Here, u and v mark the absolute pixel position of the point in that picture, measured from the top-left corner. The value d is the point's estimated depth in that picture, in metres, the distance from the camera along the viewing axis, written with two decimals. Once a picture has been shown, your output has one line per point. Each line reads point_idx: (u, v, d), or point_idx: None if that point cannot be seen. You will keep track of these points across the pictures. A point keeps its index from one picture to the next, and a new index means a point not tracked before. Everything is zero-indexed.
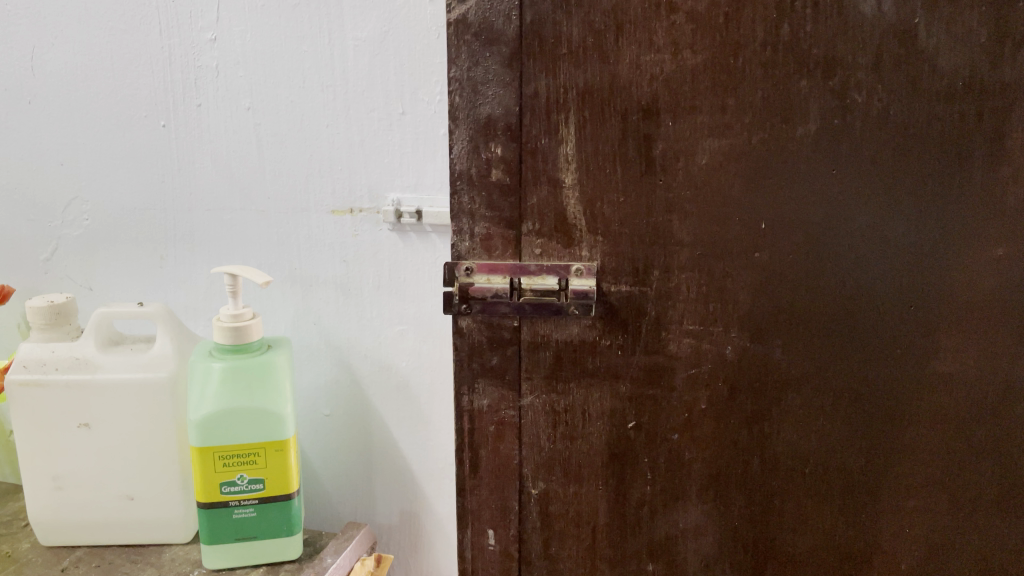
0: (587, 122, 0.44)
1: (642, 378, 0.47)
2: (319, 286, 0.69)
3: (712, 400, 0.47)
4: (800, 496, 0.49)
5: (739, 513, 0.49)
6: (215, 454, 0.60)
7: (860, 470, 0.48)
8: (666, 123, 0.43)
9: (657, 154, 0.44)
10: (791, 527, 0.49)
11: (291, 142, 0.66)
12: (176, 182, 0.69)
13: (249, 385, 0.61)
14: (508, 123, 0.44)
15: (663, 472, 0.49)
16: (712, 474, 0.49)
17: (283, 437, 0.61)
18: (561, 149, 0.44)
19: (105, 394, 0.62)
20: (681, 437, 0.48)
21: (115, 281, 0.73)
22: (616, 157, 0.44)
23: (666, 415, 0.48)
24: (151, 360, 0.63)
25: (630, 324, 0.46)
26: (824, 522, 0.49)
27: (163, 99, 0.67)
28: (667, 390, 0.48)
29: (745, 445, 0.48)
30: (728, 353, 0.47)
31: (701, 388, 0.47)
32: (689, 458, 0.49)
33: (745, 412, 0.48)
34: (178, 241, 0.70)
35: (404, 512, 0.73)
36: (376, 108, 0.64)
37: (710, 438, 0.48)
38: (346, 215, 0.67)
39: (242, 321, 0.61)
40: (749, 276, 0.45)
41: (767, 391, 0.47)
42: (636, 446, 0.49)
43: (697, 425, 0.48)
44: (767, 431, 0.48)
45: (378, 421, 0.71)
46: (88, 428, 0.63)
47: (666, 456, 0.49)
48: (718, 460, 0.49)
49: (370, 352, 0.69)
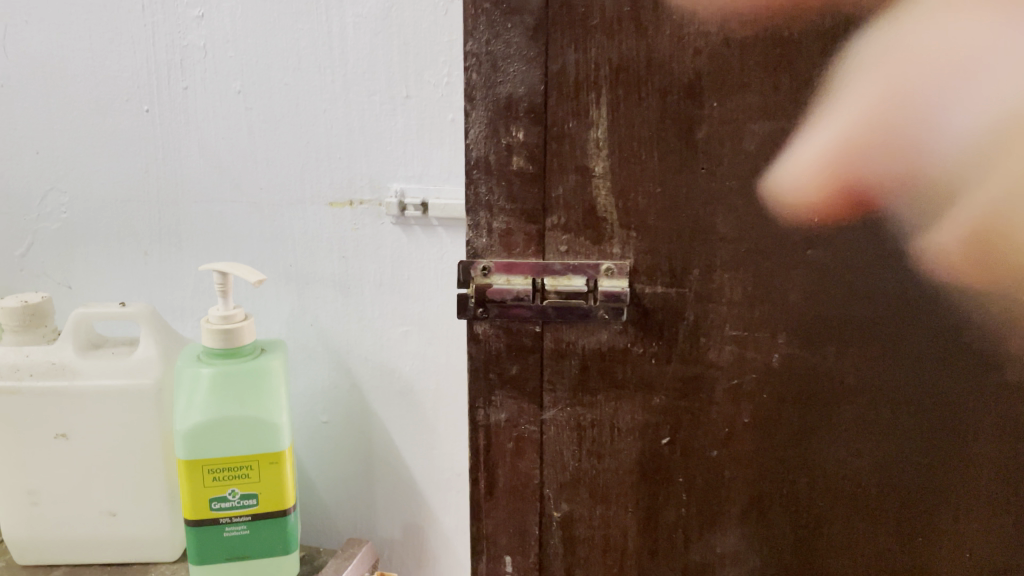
0: (622, 102, 0.39)
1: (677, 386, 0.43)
2: (316, 284, 0.64)
3: (756, 411, 0.43)
4: (850, 515, 0.44)
5: (781, 534, 0.45)
6: (204, 468, 0.55)
7: (915, 488, 0.43)
8: (711, 104, 0.38)
9: (701, 139, 0.39)
10: (838, 550, 0.45)
11: (284, 129, 0.61)
12: (161, 172, 0.64)
13: (241, 393, 0.56)
14: (531, 104, 0.39)
15: (699, 491, 0.44)
16: (753, 492, 0.44)
17: (280, 448, 0.56)
18: (592, 134, 0.39)
19: (84, 402, 0.57)
20: (720, 452, 0.44)
21: (96, 279, 0.67)
22: (653, 143, 0.39)
23: (704, 426, 0.43)
24: (134, 365, 0.58)
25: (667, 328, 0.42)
26: (875, 545, 0.45)
27: (146, 81, 0.62)
28: (706, 400, 0.43)
29: (790, 461, 0.43)
30: (774, 359, 0.42)
31: (745, 399, 0.43)
32: (727, 476, 0.44)
33: (793, 424, 0.43)
34: (164, 236, 0.65)
35: (408, 525, 0.68)
36: (378, 92, 0.59)
37: (753, 453, 0.44)
38: (345, 208, 0.62)
39: (233, 323, 0.56)
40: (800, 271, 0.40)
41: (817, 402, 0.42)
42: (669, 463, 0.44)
43: (739, 439, 0.43)
44: (816, 446, 0.43)
45: (380, 428, 0.66)
46: (66, 439, 0.58)
47: (703, 472, 0.44)
48: (759, 478, 0.44)
49: (371, 356, 0.65)
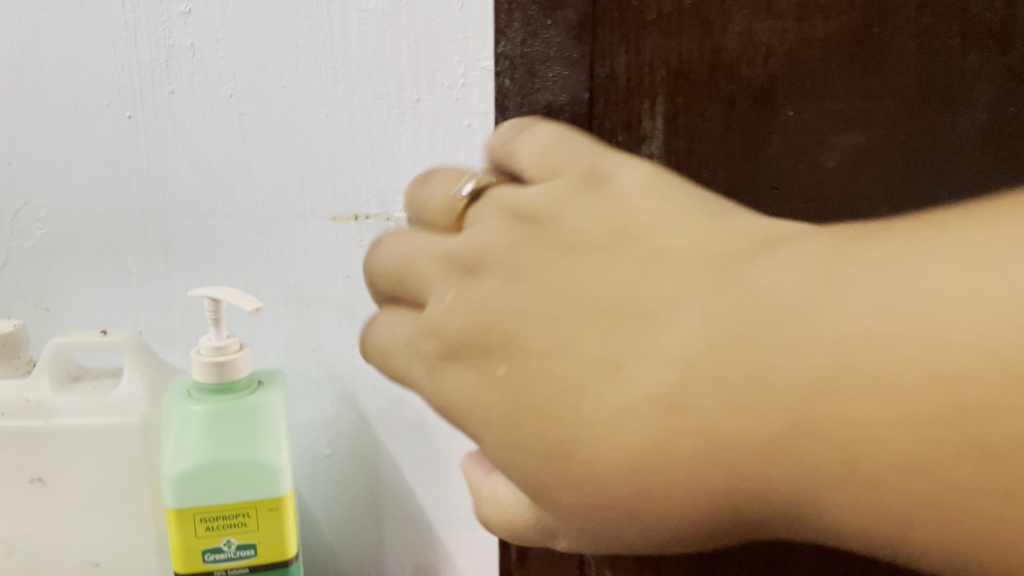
0: (681, 113, 0.33)
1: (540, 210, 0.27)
2: (318, 307, 0.58)
3: (645, 318, 0.22)
4: (927, 341, 0.18)
5: (785, 468, 0.20)
6: (195, 516, 0.49)
7: (703, 400, 0.20)
8: (786, 113, 0.33)
9: (772, 154, 0.33)
10: (918, 469, 0.18)
11: (282, 136, 0.55)
12: (146, 184, 0.58)
13: (235, 433, 0.50)
14: (574, 115, 0.34)
15: (557, 331, 0.23)
16: (675, 404, 0.21)
17: (279, 494, 0.51)
18: (645, 149, 0.34)
19: (62, 443, 0.52)
20: (670, 349, 0.21)
21: (77, 301, 0.61)
22: (722, 158, 0.33)
23: (589, 263, 0.24)
24: (117, 402, 0.52)
25: (551, 166, 0.29)
26: (803, 493, 0.20)
27: (128, 84, 0.56)
28: (591, 248, 0.25)
29: (866, 282, 0.19)
30: (581, 225, 0.26)
31: (718, 263, 0.22)
32: (669, 342, 0.21)
33: (829, 295, 0.20)
34: (150, 253, 0.59)
35: (420, 567, 0.62)
36: (386, 95, 0.53)
37: (722, 291, 0.21)
38: (350, 223, 0.56)
39: (226, 355, 0.50)
40: (539, 145, 0.30)
41: (620, 317, 0.22)
42: (479, 349, 0.25)
43: (660, 368, 0.21)
44: (956, 269, 0.18)
45: (389, 463, 0.61)
46: (42, 483, 0.52)
47: (614, 389, 0.22)
48: (752, 387, 0.20)
49: (379, 385, 0.59)
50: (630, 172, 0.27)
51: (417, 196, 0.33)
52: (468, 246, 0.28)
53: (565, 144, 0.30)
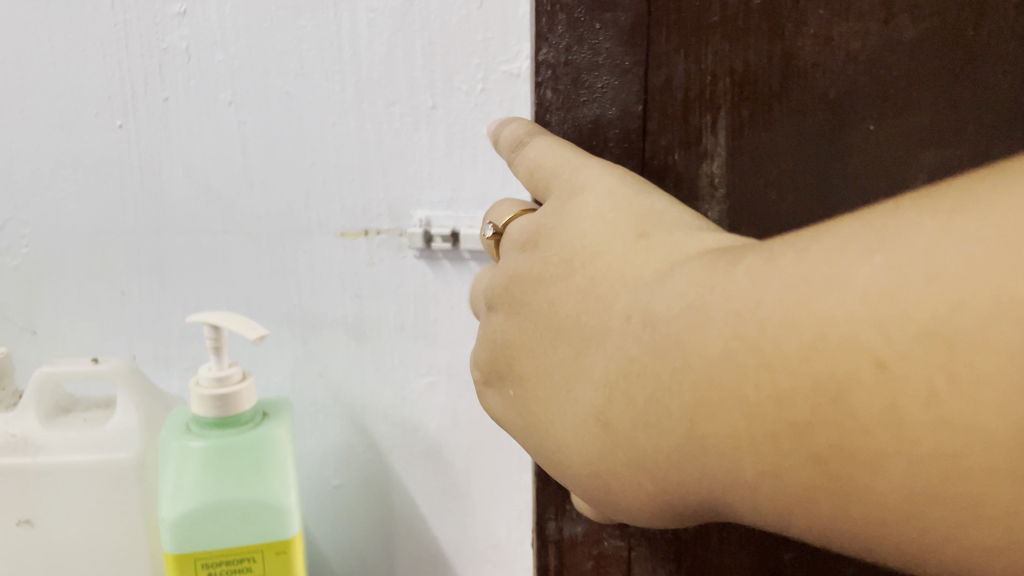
0: (746, 126, 0.30)
1: (530, 239, 0.28)
2: (326, 328, 0.54)
3: (583, 346, 0.24)
4: (770, 355, 0.18)
5: (680, 471, 0.21)
6: (197, 562, 0.45)
7: (624, 419, 0.22)
8: (864, 126, 0.29)
9: (853, 168, 0.29)
10: (781, 475, 0.19)
11: (285, 146, 0.51)
12: (140, 198, 0.54)
13: (237, 470, 0.46)
14: (625, 130, 0.30)
15: (528, 371, 0.27)
16: (607, 421, 0.23)
17: (287, 535, 0.47)
18: (705, 167, 0.30)
19: (51, 482, 0.47)
20: (596, 372, 0.24)
21: (64, 324, 0.57)
22: (795, 176, 0.30)
23: (550, 286, 0.26)
24: (110, 437, 0.48)
25: (539, 187, 0.29)
26: (682, 484, 0.21)
27: (119, 91, 0.51)
28: (558, 273, 0.26)
29: (727, 318, 0.19)
30: (550, 256, 0.27)
31: (632, 283, 0.23)
32: (597, 365, 0.24)
33: (703, 329, 0.20)
34: (144, 273, 0.55)
35: None
36: (398, 101, 0.49)
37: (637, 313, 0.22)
38: (360, 239, 0.52)
39: (229, 386, 0.46)
40: (528, 166, 0.29)
41: (567, 342, 0.25)
42: (492, 373, 0.30)
43: (594, 391, 0.23)
44: (823, 269, 0.18)
45: (403, 494, 0.57)
46: (29, 526, 0.48)
47: (571, 399, 0.25)
48: (650, 402, 0.21)
49: (392, 411, 0.55)
50: (601, 185, 0.27)
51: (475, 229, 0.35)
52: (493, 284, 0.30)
53: (544, 167, 0.29)
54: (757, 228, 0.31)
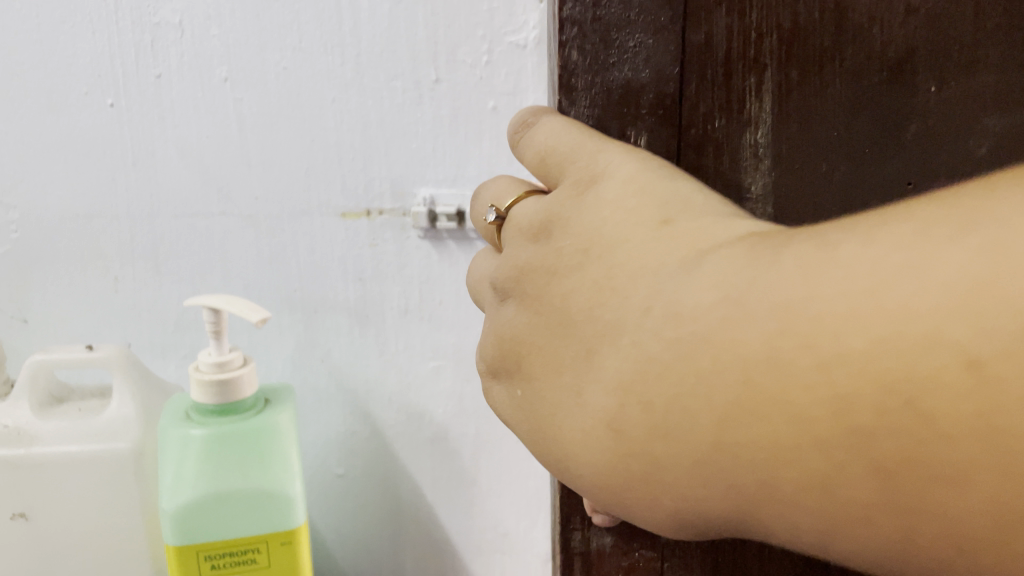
0: (794, 90, 0.30)
1: (540, 227, 0.27)
2: (327, 313, 0.53)
3: (594, 343, 0.23)
4: (829, 360, 0.17)
5: (704, 484, 0.20)
6: (199, 554, 0.44)
7: (638, 425, 0.21)
8: (922, 86, 0.29)
9: (908, 140, 0.30)
10: (831, 485, 0.18)
11: (283, 123, 0.49)
12: (132, 180, 0.52)
13: (240, 459, 0.44)
14: (659, 94, 0.30)
15: (535, 370, 0.26)
16: (619, 428, 0.22)
17: (292, 525, 0.45)
18: (749, 134, 0.31)
19: (46, 473, 0.46)
20: (608, 373, 0.22)
21: (57, 311, 0.55)
22: (846, 148, 0.30)
23: (563, 279, 0.25)
24: (106, 426, 0.46)
25: (551, 174, 0.29)
26: (703, 497, 0.20)
27: (111, 68, 0.50)
28: (573, 265, 0.25)
29: (773, 314, 0.18)
30: (564, 246, 0.26)
31: (653, 274, 0.22)
32: (608, 365, 0.22)
33: (742, 323, 0.19)
34: (138, 257, 0.53)
35: None
36: (401, 75, 0.47)
37: (654, 310, 0.21)
38: (361, 219, 0.50)
39: (229, 372, 0.45)
40: (540, 150, 0.29)
41: (578, 338, 0.24)
42: (495, 370, 0.29)
43: (606, 394, 0.22)
44: (895, 261, 0.17)
45: (409, 483, 0.55)
46: (24, 520, 0.46)
47: (578, 407, 0.23)
48: (672, 410, 0.20)
49: (396, 397, 0.54)
50: (619, 174, 0.26)
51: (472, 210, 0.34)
52: (498, 271, 0.29)
53: (558, 151, 0.28)
54: (802, 206, 0.31)
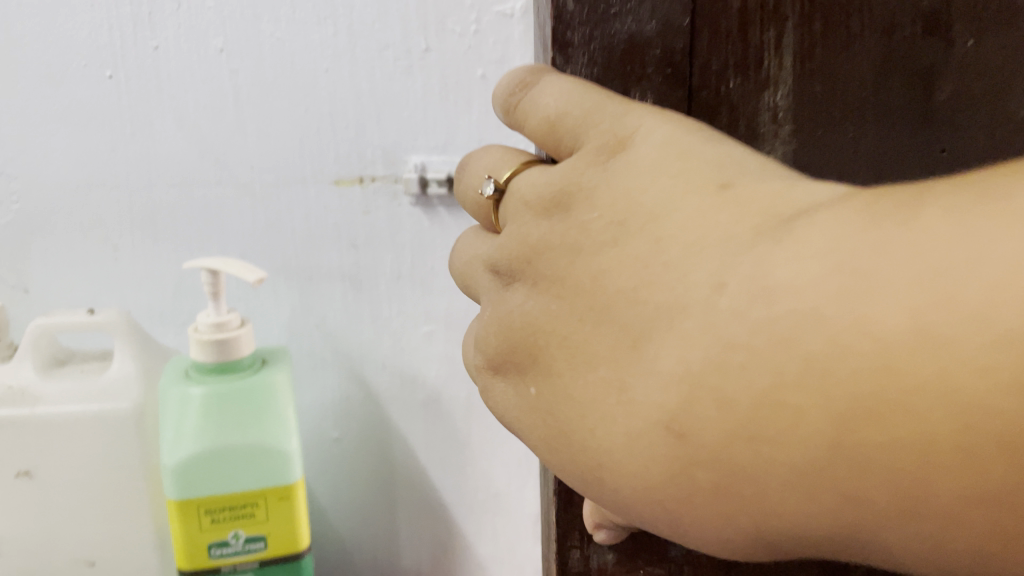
0: (830, 39, 0.26)
1: (556, 202, 0.22)
2: (322, 280, 0.54)
3: (645, 330, 0.18)
4: (1011, 339, 0.13)
5: (800, 497, 0.16)
6: (200, 508, 0.45)
7: (710, 430, 0.17)
8: (979, 34, 0.26)
9: (947, 103, 0.26)
10: (989, 502, 0.14)
11: (278, 93, 0.51)
12: (130, 150, 0.53)
13: (240, 416, 0.46)
14: (666, 50, 0.26)
15: (559, 369, 0.21)
16: (684, 436, 0.17)
17: (290, 480, 0.47)
18: (773, 92, 0.27)
19: (49, 432, 0.47)
20: (665, 367, 0.18)
21: (57, 281, 0.56)
22: (883, 110, 0.27)
23: (592, 257, 0.20)
24: (107, 387, 0.48)
25: (560, 140, 0.24)
26: (798, 513, 0.16)
27: (109, 40, 0.51)
28: (605, 243, 0.20)
29: (912, 285, 0.14)
30: (593, 221, 0.21)
31: (720, 248, 0.17)
32: (663, 359, 0.18)
33: (870, 295, 0.14)
34: (136, 227, 0.55)
35: (437, 555, 0.59)
36: (392, 45, 0.49)
37: (736, 286, 0.17)
38: (355, 186, 0.52)
39: (228, 333, 0.46)
40: (547, 116, 0.24)
41: (618, 328, 0.19)
42: (504, 370, 0.24)
43: (664, 392, 0.18)
44: None
45: (402, 446, 0.57)
46: (28, 478, 0.48)
47: (625, 414, 0.19)
48: (761, 410, 0.16)
49: (390, 361, 0.55)
50: (655, 137, 0.21)
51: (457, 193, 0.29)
52: (502, 255, 0.24)
53: (572, 116, 0.23)
54: (834, 170, 0.27)
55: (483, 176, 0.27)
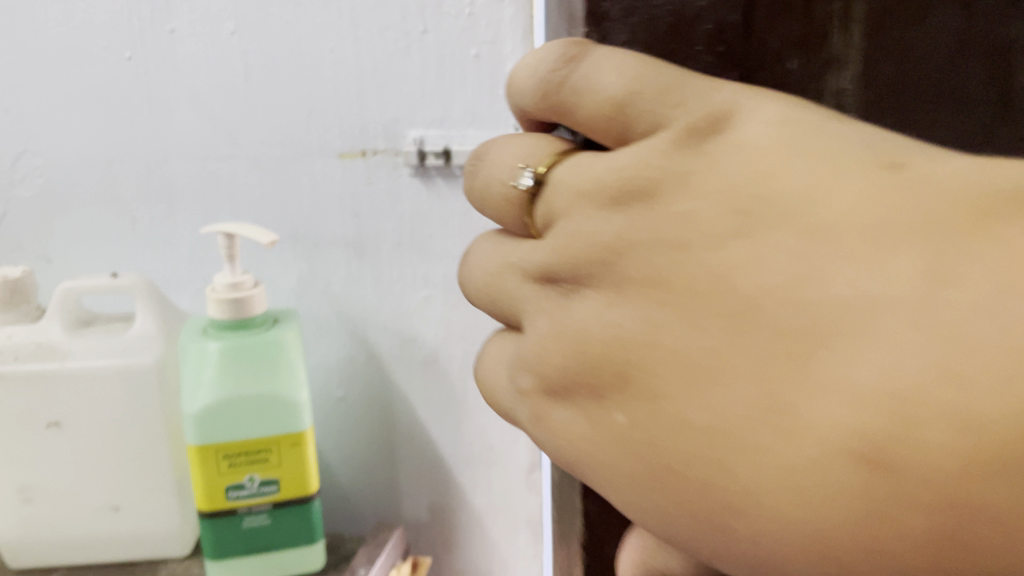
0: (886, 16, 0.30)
1: (630, 197, 0.22)
2: (327, 247, 0.58)
3: (818, 344, 0.18)
4: None
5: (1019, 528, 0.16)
6: (217, 454, 0.49)
7: (930, 453, 0.16)
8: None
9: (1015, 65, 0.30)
10: None
11: (286, 72, 0.54)
12: (148, 127, 0.57)
13: (254, 369, 0.50)
14: (719, 24, 0.28)
15: (678, 390, 0.20)
16: (889, 464, 0.17)
17: (299, 429, 0.51)
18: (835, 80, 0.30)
19: (77, 385, 0.51)
20: (847, 380, 0.17)
21: (79, 251, 0.60)
22: (952, 80, 0.30)
23: (717, 257, 0.20)
24: (130, 344, 0.51)
25: (632, 121, 0.23)
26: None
27: (128, 24, 0.55)
28: (727, 240, 0.20)
29: None
30: (698, 211, 0.20)
31: (894, 245, 0.17)
32: (861, 372, 0.17)
33: None
34: (153, 199, 0.59)
35: (436, 505, 0.63)
36: (392, 27, 0.53)
37: (956, 284, 0.17)
38: (358, 159, 0.56)
39: (242, 292, 0.50)
40: (612, 99, 0.24)
41: (771, 332, 0.19)
42: (575, 393, 0.23)
43: (867, 412, 0.17)
44: None
45: (403, 403, 0.61)
46: (58, 428, 0.51)
47: (800, 436, 0.18)
48: (983, 429, 0.16)
49: (391, 324, 0.59)
50: (760, 114, 0.21)
51: (476, 185, 0.29)
52: (565, 259, 0.24)
53: (646, 97, 0.23)
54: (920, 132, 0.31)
55: (512, 164, 0.27)
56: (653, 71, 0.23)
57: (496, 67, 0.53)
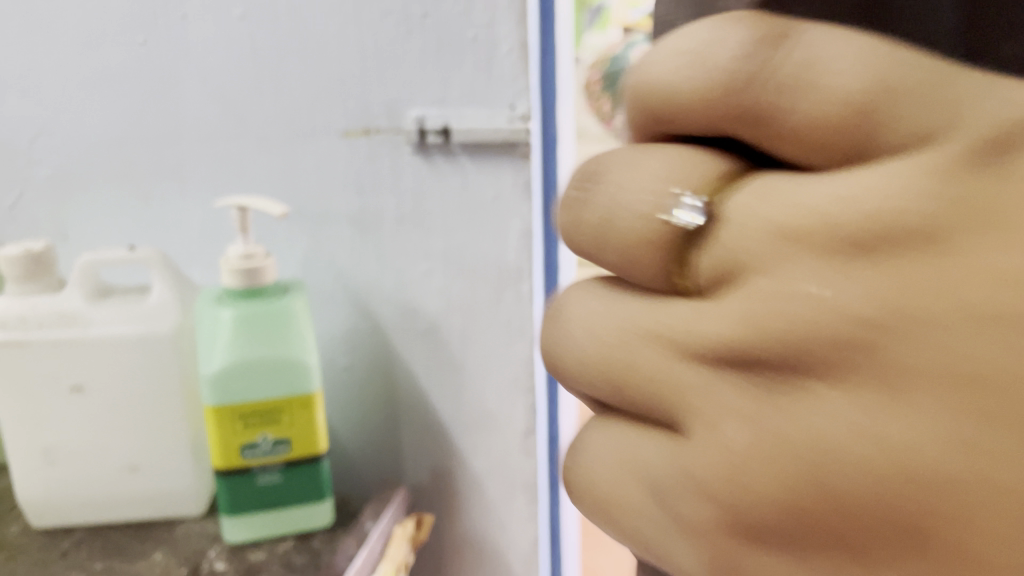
0: None
1: (884, 238, 0.17)
2: (332, 223, 0.61)
3: None
4: None
5: None
6: (232, 414, 0.52)
7: None
8: None
9: None
10: None
11: (293, 56, 0.57)
12: (161, 109, 0.60)
13: (265, 334, 0.53)
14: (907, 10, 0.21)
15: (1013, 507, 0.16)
16: None
17: (309, 391, 0.54)
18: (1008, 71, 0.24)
19: (99, 352, 0.54)
20: None
21: (94, 228, 0.63)
22: None
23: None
24: (149, 312, 0.54)
25: (881, 138, 0.18)
26: None
27: (142, 10, 0.57)
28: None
29: None
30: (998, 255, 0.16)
31: None
32: None
33: None
34: (165, 178, 0.61)
35: (436, 470, 0.67)
36: (393, 12, 0.56)
37: None
38: (361, 138, 0.59)
39: (255, 263, 0.53)
40: (849, 100, 0.18)
41: None
42: (816, 531, 0.18)
43: None
44: None
45: (405, 372, 0.64)
46: (81, 392, 0.54)
47: None
48: None
49: (393, 296, 0.62)
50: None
51: (587, 217, 0.23)
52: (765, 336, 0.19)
53: (902, 97, 0.17)
54: None
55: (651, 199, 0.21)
56: (901, 58, 0.18)
57: (492, 49, 0.56)
